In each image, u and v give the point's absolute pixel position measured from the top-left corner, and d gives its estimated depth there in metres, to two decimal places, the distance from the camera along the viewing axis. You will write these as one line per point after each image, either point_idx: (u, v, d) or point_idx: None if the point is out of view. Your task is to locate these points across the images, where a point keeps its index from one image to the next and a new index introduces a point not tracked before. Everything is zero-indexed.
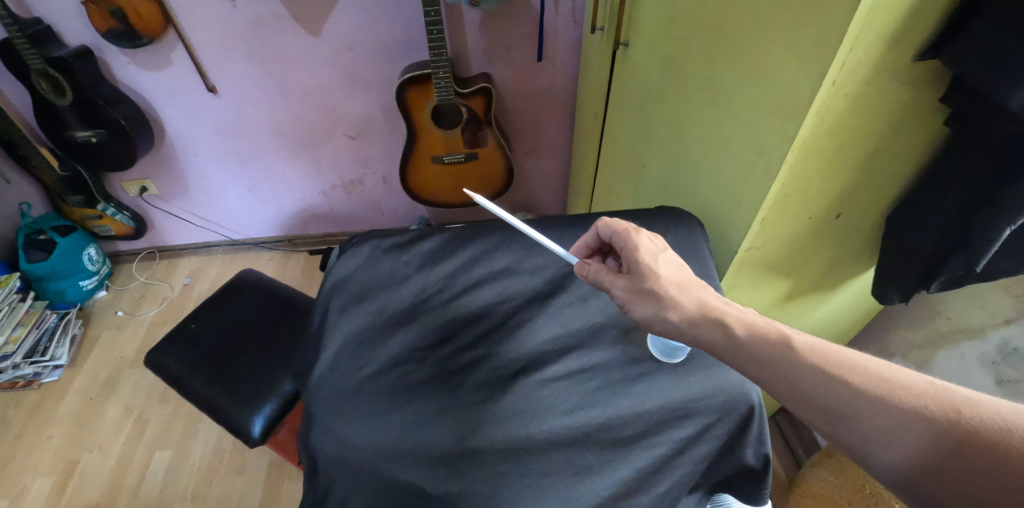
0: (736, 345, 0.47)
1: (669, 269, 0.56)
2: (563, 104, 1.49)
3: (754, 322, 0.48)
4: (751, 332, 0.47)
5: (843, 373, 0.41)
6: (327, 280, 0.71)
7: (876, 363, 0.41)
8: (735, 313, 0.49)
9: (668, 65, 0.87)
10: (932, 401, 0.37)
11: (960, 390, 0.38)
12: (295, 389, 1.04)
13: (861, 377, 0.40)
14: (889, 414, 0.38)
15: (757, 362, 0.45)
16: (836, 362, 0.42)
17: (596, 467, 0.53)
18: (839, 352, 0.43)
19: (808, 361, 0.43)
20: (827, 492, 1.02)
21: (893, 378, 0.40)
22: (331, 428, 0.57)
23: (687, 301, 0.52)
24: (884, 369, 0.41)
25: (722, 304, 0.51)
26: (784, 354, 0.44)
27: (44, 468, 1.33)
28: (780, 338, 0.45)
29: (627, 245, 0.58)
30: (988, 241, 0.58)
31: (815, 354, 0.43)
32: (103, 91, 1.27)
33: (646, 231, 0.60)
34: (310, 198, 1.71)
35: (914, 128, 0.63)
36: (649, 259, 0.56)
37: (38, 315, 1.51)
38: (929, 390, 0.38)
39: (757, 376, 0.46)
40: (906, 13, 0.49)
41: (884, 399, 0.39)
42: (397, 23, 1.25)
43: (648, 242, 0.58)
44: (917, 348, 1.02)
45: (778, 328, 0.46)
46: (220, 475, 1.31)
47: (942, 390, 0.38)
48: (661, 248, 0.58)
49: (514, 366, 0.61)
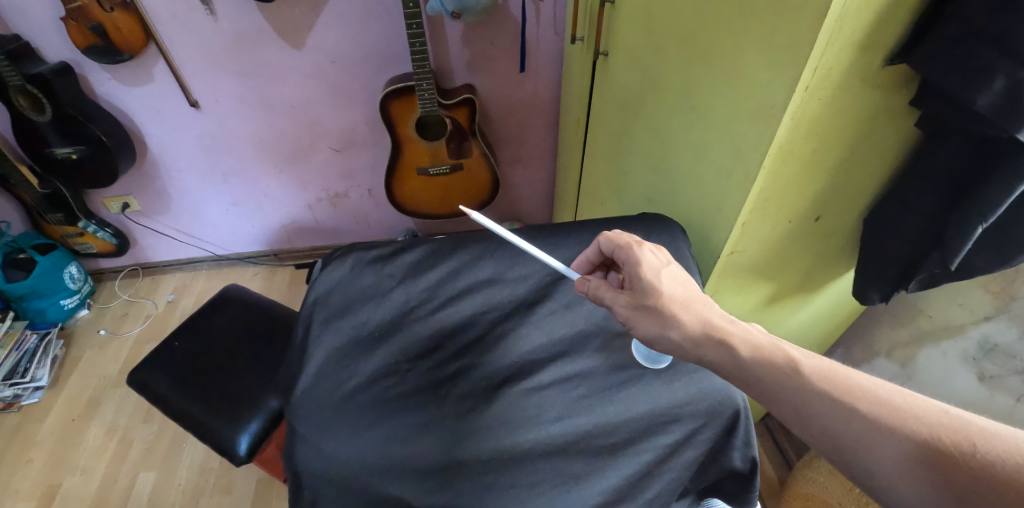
0: (740, 365, 0.47)
1: (673, 284, 0.55)
2: (546, 113, 1.50)
3: (759, 344, 0.48)
4: (755, 355, 0.47)
5: (853, 399, 0.41)
6: (309, 293, 0.70)
7: (888, 390, 0.42)
8: (739, 333, 0.49)
9: (646, 73, 0.88)
10: (946, 432, 0.38)
11: (975, 421, 0.38)
12: (280, 405, 1.02)
13: (872, 404, 0.41)
14: (899, 444, 0.38)
15: (761, 384, 0.46)
16: (847, 389, 0.42)
17: (583, 475, 0.53)
18: (849, 378, 0.43)
19: (817, 387, 0.43)
20: (819, 494, 1.03)
21: (905, 407, 0.40)
22: (317, 444, 0.56)
23: (690, 319, 0.52)
24: (896, 398, 0.41)
25: (728, 323, 0.51)
26: (791, 379, 0.44)
27: (25, 493, 1.29)
28: (786, 362, 0.45)
29: (629, 260, 0.59)
30: (960, 240, 0.59)
31: (825, 379, 0.43)
32: (82, 106, 1.25)
33: (647, 244, 0.61)
34: (295, 212, 1.70)
35: (886, 130, 0.64)
36: (651, 275, 0.56)
37: (18, 336, 1.48)
38: (942, 420, 0.38)
39: (764, 399, 0.46)
40: (874, 19, 0.50)
41: (895, 428, 0.39)
42: (380, 36, 1.26)
43: (651, 257, 0.58)
44: (900, 347, 1.04)
45: (783, 351, 0.46)
46: (206, 495, 1.28)
47: (957, 421, 0.38)
48: (665, 263, 0.58)
49: (499, 376, 0.61)
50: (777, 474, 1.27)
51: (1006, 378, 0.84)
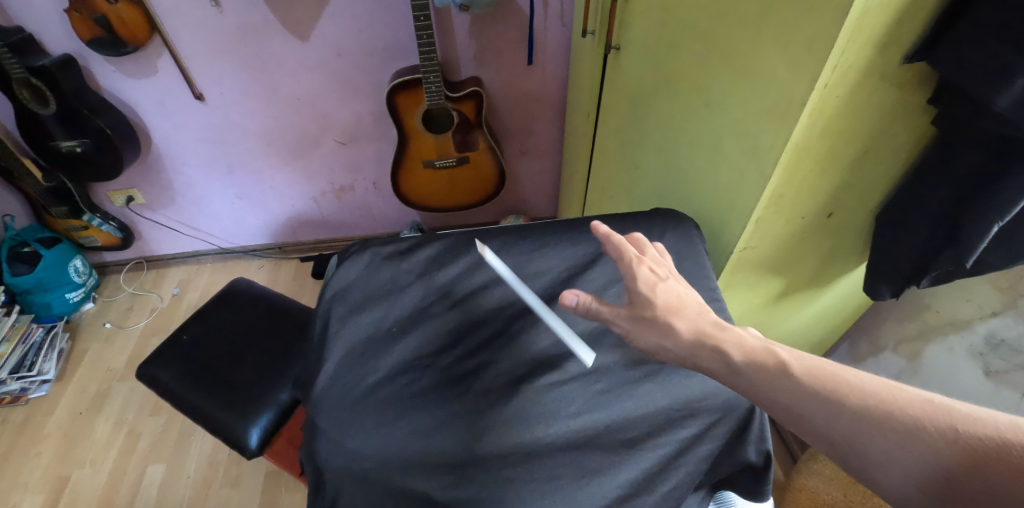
0: (735, 371, 0.46)
1: (670, 300, 0.55)
2: (553, 105, 1.50)
3: (751, 349, 0.47)
4: (747, 359, 0.46)
5: (840, 395, 0.40)
6: (326, 290, 0.70)
7: (874, 383, 0.40)
8: (732, 339, 0.48)
9: (661, 69, 0.87)
10: (931, 420, 0.36)
11: (959, 408, 0.36)
12: (292, 398, 1.03)
13: (858, 398, 0.39)
14: (889, 436, 0.37)
15: (755, 389, 0.45)
16: (834, 387, 0.41)
17: (603, 469, 0.53)
18: (836, 374, 0.41)
19: (806, 387, 0.41)
20: (823, 487, 1.05)
21: (890, 398, 0.38)
22: (338, 438, 0.57)
23: (684, 326, 0.52)
24: (882, 390, 0.39)
25: (720, 331, 0.50)
26: (782, 382, 0.43)
27: (34, 486, 1.29)
28: (776, 365, 0.44)
29: (626, 273, 0.57)
30: (976, 238, 0.60)
31: (814, 378, 0.42)
32: (86, 98, 1.24)
33: (647, 259, 0.59)
34: (300, 205, 1.70)
35: (902, 129, 0.64)
36: (647, 289, 0.55)
37: (24, 330, 1.48)
38: (927, 410, 0.37)
39: (760, 402, 0.45)
40: (897, 16, 0.50)
41: (884, 420, 0.37)
42: (387, 27, 1.25)
43: (648, 271, 0.57)
44: (906, 341, 1.05)
45: (774, 354, 0.45)
46: (216, 487, 1.30)
47: (940, 409, 0.36)
48: (661, 278, 0.57)
49: (517, 372, 0.61)
50: (783, 469, 1.28)
51: (1012, 372, 0.85)
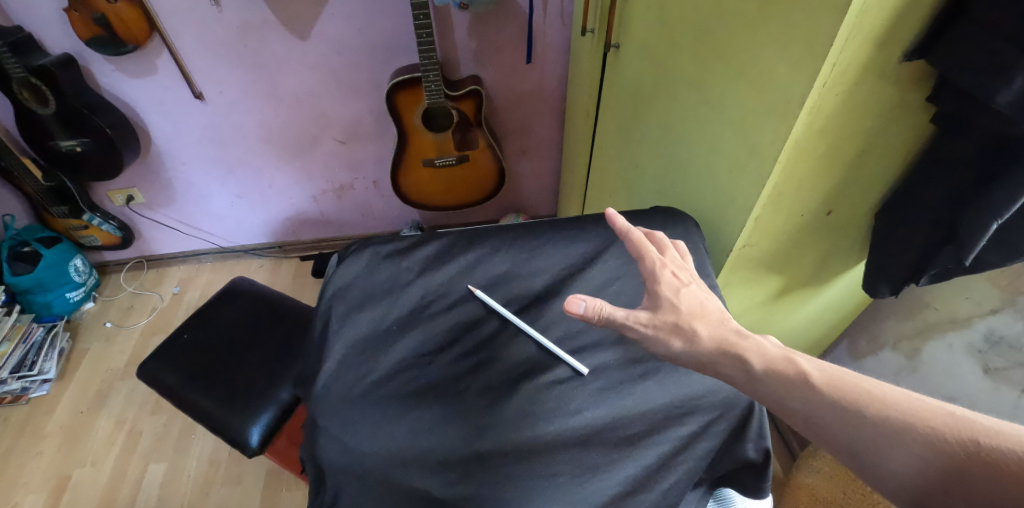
0: (753, 379, 0.46)
1: (693, 306, 0.53)
2: (553, 103, 1.50)
3: (772, 357, 0.46)
4: (768, 368, 0.46)
5: (861, 406, 0.40)
6: (327, 288, 0.70)
7: (895, 395, 0.40)
8: (754, 348, 0.48)
9: (660, 67, 0.87)
10: (951, 432, 0.36)
11: (980, 420, 0.36)
12: (292, 396, 1.03)
13: (879, 409, 0.39)
14: (909, 447, 0.37)
15: (774, 399, 0.44)
16: (855, 398, 0.40)
17: (602, 467, 0.53)
18: (856, 385, 0.41)
19: (826, 397, 0.41)
20: (822, 485, 1.05)
21: (911, 410, 0.38)
22: (340, 436, 0.57)
23: (706, 332, 0.51)
24: (903, 402, 0.39)
25: (741, 338, 0.49)
26: (802, 392, 0.43)
27: (35, 485, 1.30)
28: (796, 375, 0.44)
29: (649, 276, 0.57)
30: (975, 235, 0.60)
31: (835, 389, 0.42)
32: (86, 98, 1.24)
33: (670, 264, 0.58)
34: (300, 204, 1.70)
35: (901, 126, 0.64)
36: (670, 293, 0.55)
37: (25, 329, 1.48)
38: (948, 422, 0.37)
39: (779, 411, 0.45)
40: (896, 14, 0.50)
41: (904, 432, 0.37)
42: (386, 26, 1.25)
43: (671, 276, 0.57)
44: (905, 338, 1.05)
45: (795, 363, 0.45)
46: (217, 485, 1.30)
47: (962, 421, 0.36)
48: (685, 283, 0.56)
49: (517, 369, 0.61)
50: (783, 466, 1.29)
51: (1011, 370, 0.86)
